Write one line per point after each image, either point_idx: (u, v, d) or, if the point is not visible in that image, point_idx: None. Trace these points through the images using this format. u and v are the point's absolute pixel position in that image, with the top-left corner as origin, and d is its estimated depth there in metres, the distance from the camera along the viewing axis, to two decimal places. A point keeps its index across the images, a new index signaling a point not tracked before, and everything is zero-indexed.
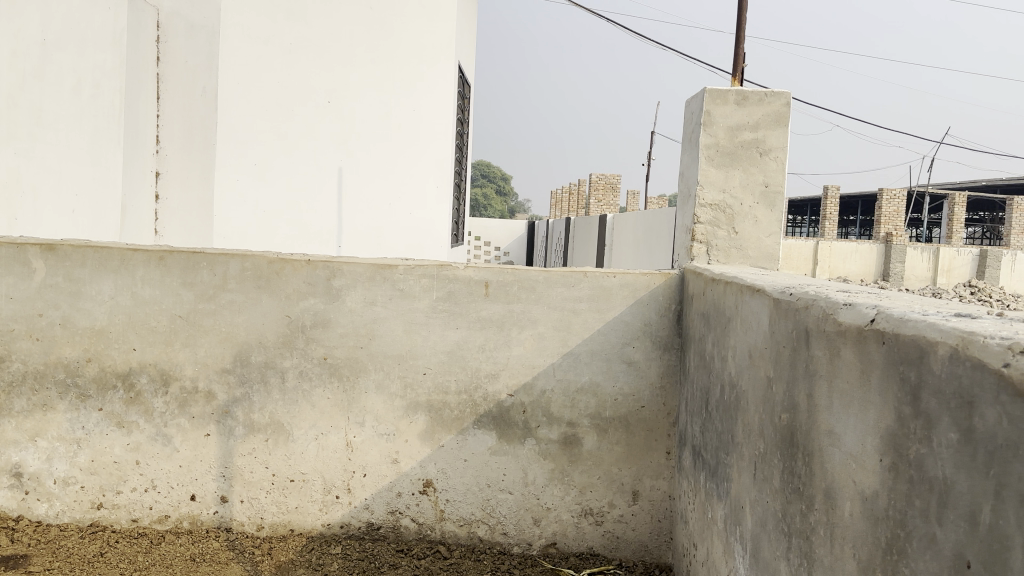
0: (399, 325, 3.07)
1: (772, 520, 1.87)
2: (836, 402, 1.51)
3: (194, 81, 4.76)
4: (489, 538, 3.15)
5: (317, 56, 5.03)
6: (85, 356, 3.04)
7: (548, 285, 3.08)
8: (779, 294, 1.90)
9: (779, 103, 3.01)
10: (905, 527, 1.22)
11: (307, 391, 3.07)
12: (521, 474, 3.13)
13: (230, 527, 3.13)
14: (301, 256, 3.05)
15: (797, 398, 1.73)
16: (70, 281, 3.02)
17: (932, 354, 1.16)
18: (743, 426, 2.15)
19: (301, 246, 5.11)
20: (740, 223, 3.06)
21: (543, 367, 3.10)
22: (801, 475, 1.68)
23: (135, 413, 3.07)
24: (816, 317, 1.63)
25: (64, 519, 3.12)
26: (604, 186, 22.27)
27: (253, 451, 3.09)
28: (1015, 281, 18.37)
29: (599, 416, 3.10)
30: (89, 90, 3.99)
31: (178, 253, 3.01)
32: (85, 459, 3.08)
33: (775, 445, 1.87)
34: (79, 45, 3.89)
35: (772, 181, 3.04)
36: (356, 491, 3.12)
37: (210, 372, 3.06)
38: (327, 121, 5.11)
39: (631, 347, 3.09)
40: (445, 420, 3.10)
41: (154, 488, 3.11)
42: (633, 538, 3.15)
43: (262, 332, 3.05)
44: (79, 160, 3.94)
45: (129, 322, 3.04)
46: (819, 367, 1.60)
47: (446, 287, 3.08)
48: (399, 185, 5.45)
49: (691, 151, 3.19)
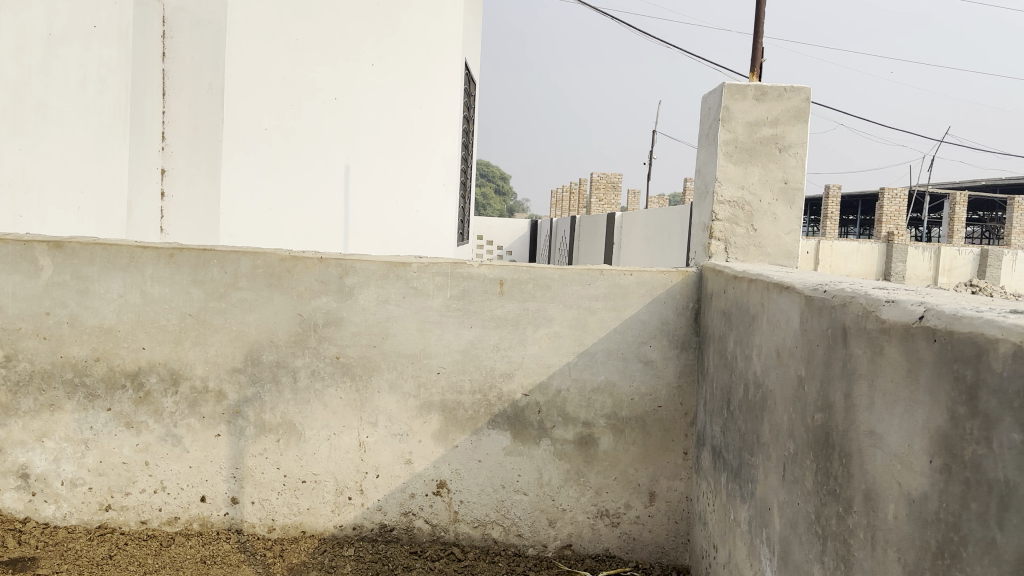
0: (413, 324, 3.03)
1: (804, 522, 1.83)
2: (877, 400, 1.47)
3: (200, 78, 4.68)
4: (503, 540, 3.11)
5: (324, 52, 4.99)
6: (94, 355, 2.99)
7: (563, 283, 3.03)
8: (810, 291, 1.86)
9: (799, 98, 2.97)
10: (959, 530, 1.18)
11: (319, 391, 3.03)
12: (537, 475, 3.08)
13: (240, 529, 3.08)
14: (313, 254, 3.00)
15: (832, 397, 1.69)
16: (78, 279, 2.97)
17: (992, 352, 1.12)
18: (771, 427, 2.11)
19: (309, 244, 5.07)
20: (759, 220, 3.02)
21: (559, 367, 3.05)
22: (837, 477, 1.64)
23: (144, 414, 3.03)
24: (854, 314, 1.59)
25: (72, 521, 3.07)
26: (605, 185, 22.18)
27: (264, 451, 3.04)
28: (1017, 281, 18.31)
29: (615, 415, 3.06)
30: (94, 85, 3.94)
31: (188, 250, 2.96)
32: (93, 460, 3.04)
33: (807, 446, 1.83)
34: (85, 40, 3.84)
35: (792, 177, 3.00)
36: (369, 493, 3.07)
37: (220, 371, 3.01)
38: (334, 118, 5.07)
39: (648, 346, 3.05)
40: (459, 420, 3.06)
41: (164, 489, 3.06)
42: (649, 539, 3.10)
43: (273, 330, 3.00)
44: (85, 157, 3.89)
45: (138, 320, 2.99)
46: (859, 366, 1.55)
47: (460, 285, 3.03)
48: (406, 182, 5.49)
49: (709, 147, 3.15)
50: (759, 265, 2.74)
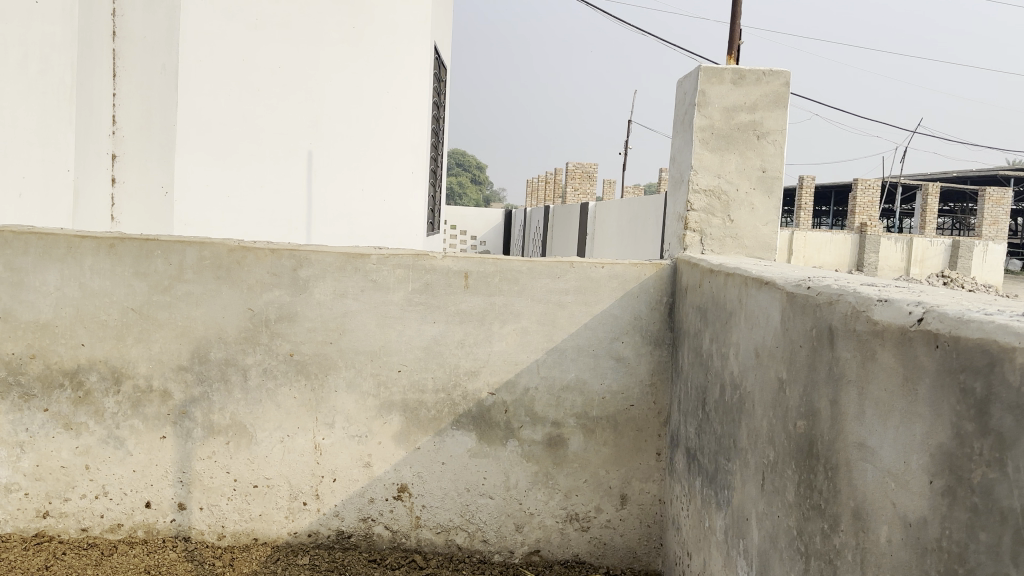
0: (372, 319, 2.85)
1: (784, 538, 1.70)
2: (868, 410, 1.33)
3: (154, 58, 4.44)
4: (467, 546, 2.96)
5: (285, 33, 4.80)
6: (29, 352, 2.79)
7: (531, 276, 2.88)
8: (793, 287, 1.72)
9: (779, 82, 2.82)
10: (965, 562, 1.05)
11: (272, 391, 2.85)
12: (503, 478, 2.93)
13: (189, 536, 2.90)
14: (264, 245, 2.81)
15: (817, 403, 1.55)
16: (10, 271, 2.76)
17: (1007, 362, 0.99)
18: (748, 432, 1.97)
19: (269, 234, 4.87)
20: (736, 210, 2.88)
21: (527, 364, 2.90)
22: (823, 491, 1.50)
23: (84, 415, 2.83)
24: (843, 314, 1.45)
25: (6, 529, 2.86)
26: (580, 175, 22.03)
27: (213, 454, 2.87)
28: (987, 272, 18.45)
29: (585, 415, 2.91)
30: (37, 64, 3.70)
31: (130, 240, 2.77)
32: (29, 464, 2.84)
33: (788, 456, 1.69)
34: (25, 16, 3.60)
35: (770, 166, 2.86)
36: (325, 498, 2.91)
37: (165, 370, 2.83)
38: (295, 102, 4.87)
39: (620, 343, 2.90)
40: (421, 420, 2.90)
41: (106, 495, 2.87)
42: (621, 544, 2.96)
43: (222, 326, 2.82)
44: (27, 142, 3.66)
45: (76, 315, 2.79)
46: (847, 372, 1.41)
47: (422, 278, 2.86)
48: (373, 170, 5.31)
49: (684, 134, 3.00)
50: (736, 258, 2.61)
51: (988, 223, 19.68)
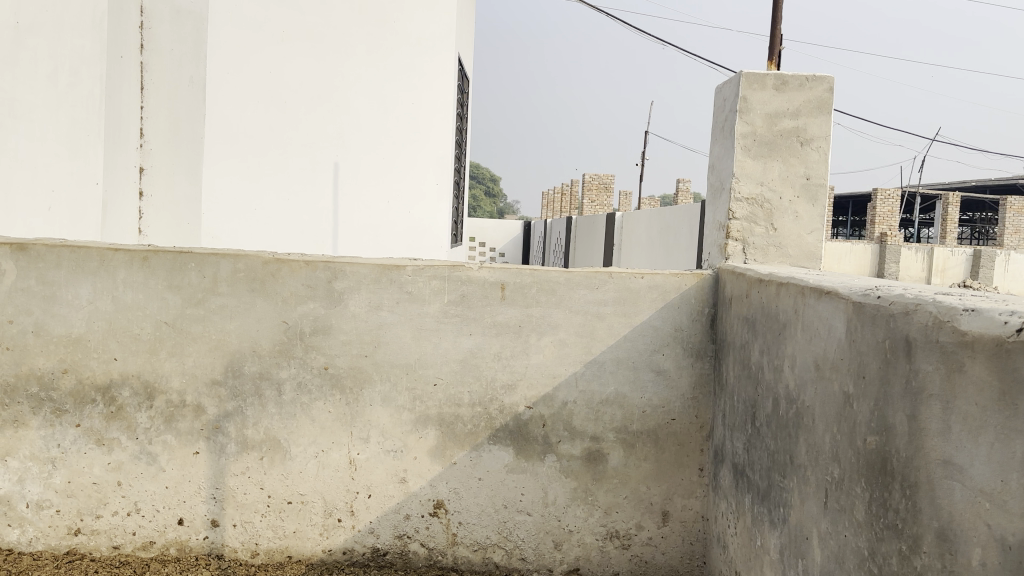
0: (407, 332, 2.80)
1: (853, 559, 1.62)
2: (954, 426, 1.27)
3: (180, 71, 4.42)
4: (505, 564, 2.89)
5: (312, 46, 4.78)
6: (61, 367, 2.75)
7: (569, 286, 2.82)
8: (859, 297, 1.65)
9: (822, 88, 2.76)
10: None
11: (306, 405, 2.80)
12: (541, 494, 2.87)
13: (222, 554, 2.85)
14: (299, 256, 2.77)
15: (891, 418, 1.47)
16: (43, 284, 2.73)
17: None
18: (807, 447, 1.90)
19: (295, 245, 4.84)
20: (779, 218, 2.81)
21: (565, 377, 2.84)
22: (898, 511, 1.43)
23: (116, 430, 2.79)
24: (922, 325, 1.38)
25: (38, 546, 2.82)
26: (597, 186, 21.98)
27: (247, 470, 2.82)
28: (1010, 282, 18.25)
29: (625, 429, 2.85)
30: (66, 78, 3.70)
31: (163, 253, 2.73)
32: (61, 481, 2.80)
33: (857, 473, 1.61)
34: (55, 29, 3.59)
35: (814, 173, 2.79)
36: (360, 514, 2.85)
37: (198, 384, 2.79)
38: (321, 114, 4.85)
39: (660, 355, 2.84)
40: (457, 435, 2.84)
41: (138, 512, 2.82)
42: (663, 562, 2.88)
43: (256, 339, 2.77)
44: (56, 155, 3.65)
45: (109, 329, 2.75)
46: (929, 387, 1.34)
47: (459, 290, 2.81)
48: (396, 180, 5.27)
49: (724, 141, 2.94)
50: (784, 269, 2.54)
51: (1010, 232, 19.43)
